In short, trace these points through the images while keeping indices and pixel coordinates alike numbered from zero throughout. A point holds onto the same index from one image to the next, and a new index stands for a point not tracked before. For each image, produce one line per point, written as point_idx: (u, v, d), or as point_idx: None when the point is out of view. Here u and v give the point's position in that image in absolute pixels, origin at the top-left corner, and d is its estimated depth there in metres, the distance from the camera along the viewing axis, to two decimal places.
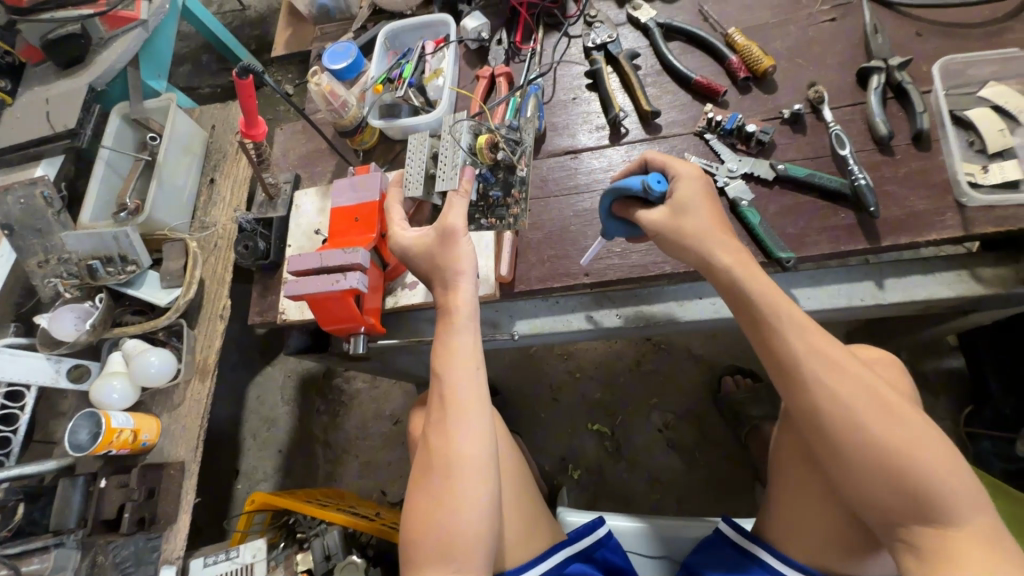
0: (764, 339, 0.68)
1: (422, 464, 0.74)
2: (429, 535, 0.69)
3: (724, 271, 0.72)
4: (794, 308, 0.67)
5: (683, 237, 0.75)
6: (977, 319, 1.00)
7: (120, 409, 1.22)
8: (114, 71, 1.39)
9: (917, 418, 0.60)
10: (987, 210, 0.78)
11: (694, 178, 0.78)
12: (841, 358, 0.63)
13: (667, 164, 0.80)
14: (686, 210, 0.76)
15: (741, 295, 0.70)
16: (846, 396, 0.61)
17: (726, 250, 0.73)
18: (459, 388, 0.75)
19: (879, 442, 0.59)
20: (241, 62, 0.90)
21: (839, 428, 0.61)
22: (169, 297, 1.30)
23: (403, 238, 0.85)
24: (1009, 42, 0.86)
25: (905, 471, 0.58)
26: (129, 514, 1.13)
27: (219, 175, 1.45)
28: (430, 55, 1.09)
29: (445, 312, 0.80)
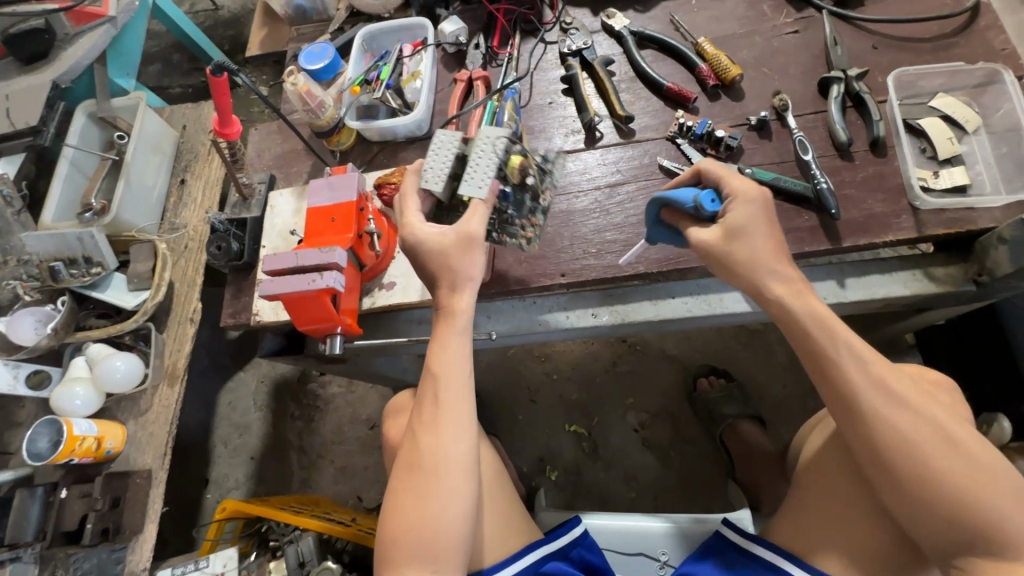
0: (824, 372, 0.69)
1: (404, 462, 0.74)
2: (410, 534, 0.70)
3: (781, 300, 0.72)
4: (856, 342, 0.68)
5: (732, 260, 0.74)
6: (931, 318, 1.05)
7: (84, 415, 1.18)
8: (79, 68, 1.35)
9: (981, 450, 0.63)
10: (938, 213, 0.83)
11: (751, 200, 0.73)
12: (903, 393, 0.66)
13: (721, 177, 0.76)
14: (738, 232, 0.73)
15: (798, 326, 0.71)
16: (909, 432, 0.64)
17: (782, 278, 0.72)
18: (444, 388, 0.75)
19: (941, 476, 0.62)
20: (215, 59, 0.88)
21: (902, 462, 0.64)
22: (137, 300, 1.26)
23: (420, 232, 0.80)
24: (956, 56, 0.92)
25: (970, 503, 0.61)
26: (91, 525, 1.10)
27: (190, 176, 1.42)
28: (407, 58, 1.10)
29: (441, 314, 0.79)
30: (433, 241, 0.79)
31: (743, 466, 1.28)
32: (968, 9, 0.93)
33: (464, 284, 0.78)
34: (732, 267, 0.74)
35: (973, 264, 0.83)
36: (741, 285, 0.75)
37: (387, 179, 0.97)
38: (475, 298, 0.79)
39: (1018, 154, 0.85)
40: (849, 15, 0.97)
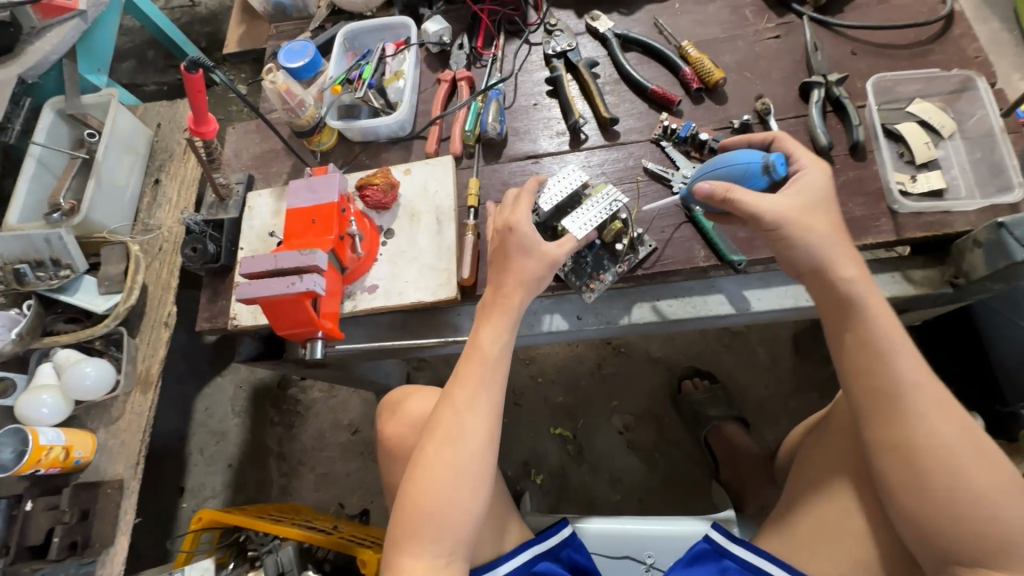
0: (869, 367, 0.68)
1: (433, 441, 0.72)
2: (428, 517, 0.68)
3: (845, 283, 0.71)
4: (909, 342, 0.68)
5: (806, 228, 0.72)
6: (908, 319, 1.07)
7: (51, 424, 1.13)
8: (47, 63, 1.30)
9: (1007, 464, 0.64)
10: (916, 216, 0.84)
11: (822, 174, 0.76)
12: (945, 397, 0.66)
13: (796, 151, 0.79)
14: (812, 197, 0.74)
15: (853, 316, 0.70)
16: (949, 436, 0.64)
17: (850, 259, 0.72)
18: (491, 374, 0.74)
19: (970, 483, 0.62)
20: (190, 55, 0.85)
21: (939, 464, 0.63)
22: (108, 304, 1.22)
23: (522, 229, 0.77)
24: (932, 63, 0.94)
25: (995, 514, 0.60)
26: (59, 539, 1.05)
27: (164, 176, 1.38)
28: (390, 57, 1.08)
29: (494, 298, 0.78)
30: (522, 240, 0.77)
31: (728, 467, 1.29)
32: (943, 17, 0.95)
33: (528, 283, 0.77)
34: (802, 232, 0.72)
35: (950, 266, 0.85)
36: (805, 261, 0.73)
37: (369, 181, 0.95)
38: (527, 301, 0.77)
39: (992, 159, 0.87)
40: (829, 21, 0.98)
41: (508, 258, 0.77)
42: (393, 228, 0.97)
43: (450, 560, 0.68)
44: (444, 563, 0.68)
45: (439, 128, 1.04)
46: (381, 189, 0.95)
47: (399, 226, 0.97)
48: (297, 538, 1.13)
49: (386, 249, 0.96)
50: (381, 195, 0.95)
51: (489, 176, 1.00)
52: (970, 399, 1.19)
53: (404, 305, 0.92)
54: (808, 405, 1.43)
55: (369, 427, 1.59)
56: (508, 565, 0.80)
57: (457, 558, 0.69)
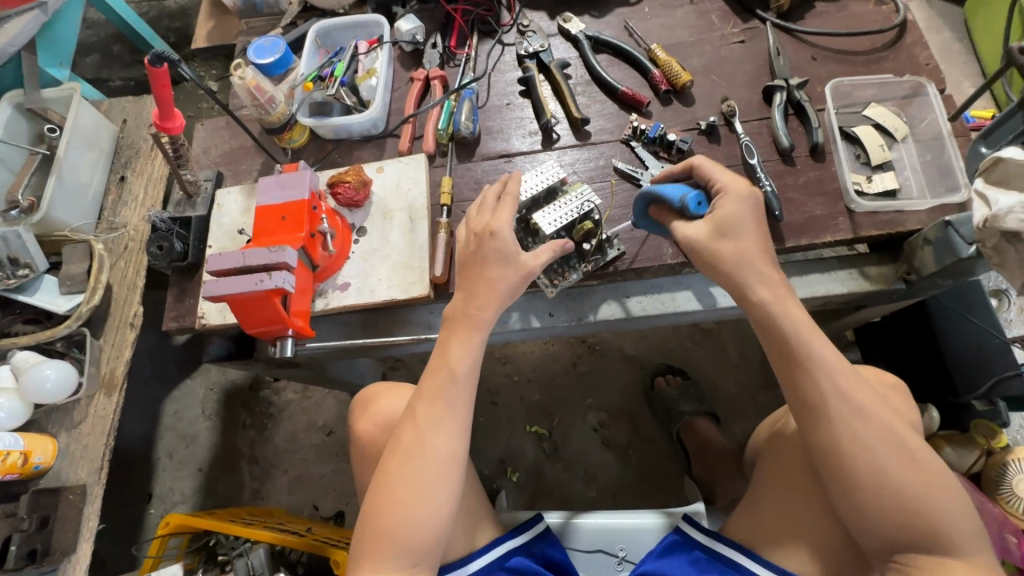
0: (794, 377, 0.70)
1: (396, 456, 0.72)
2: (388, 536, 0.68)
3: (760, 304, 0.72)
4: (830, 357, 0.69)
5: (719, 256, 0.74)
6: (867, 314, 1.11)
7: (8, 429, 1.09)
8: (5, 55, 1.26)
9: (933, 461, 0.65)
10: (871, 215, 0.88)
11: (742, 196, 0.75)
12: (866, 401, 0.67)
13: (711, 174, 0.77)
14: (726, 229, 0.74)
15: (773, 330, 0.72)
16: (871, 439, 0.65)
17: (765, 282, 0.73)
18: (457, 386, 0.74)
19: (896, 481, 0.64)
20: (155, 49, 0.84)
21: (863, 468, 0.65)
22: (70, 304, 1.19)
23: (503, 235, 0.78)
24: (886, 69, 0.98)
25: (927, 505, 0.63)
26: (16, 548, 1.01)
27: (130, 173, 1.34)
28: (363, 55, 1.08)
29: (463, 310, 0.78)
30: (501, 247, 0.78)
31: (700, 461, 1.32)
32: (896, 26, 1.00)
33: (501, 296, 0.77)
34: (715, 263, 0.75)
35: (903, 263, 0.89)
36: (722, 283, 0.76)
37: (341, 178, 0.95)
38: (499, 314, 0.78)
39: (941, 161, 0.91)
40: (790, 28, 1.02)
41: (484, 266, 0.78)
42: (365, 226, 0.97)
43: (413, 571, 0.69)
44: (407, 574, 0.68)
45: (413, 127, 1.04)
46: (352, 186, 0.94)
47: (371, 224, 0.97)
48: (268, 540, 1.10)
49: (359, 247, 0.96)
50: (353, 193, 0.94)
51: (462, 175, 1.00)
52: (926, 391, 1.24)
53: (377, 303, 0.92)
54: (775, 400, 1.47)
55: (344, 428, 1.57)
56: (480, 561, 0.81)
57: (419, 568, 0.69)
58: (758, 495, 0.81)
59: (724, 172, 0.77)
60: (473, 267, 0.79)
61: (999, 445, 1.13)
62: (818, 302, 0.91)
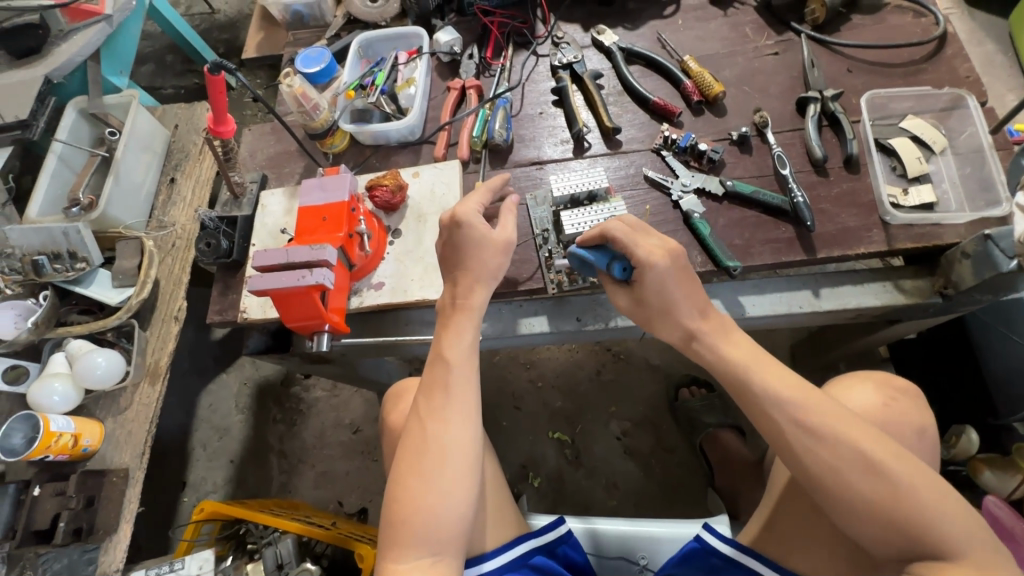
0: (755, 413, 0.69)
1: (408, 447, 0.74)
2: (412, 526, 0.69)
3: (699, 354, 0.75)
4: (771, 384, 0.68)
5: (654, 321, 0.79)
6: (902, 330, 1.09)
7: (61, 412, 1.16)
8: (73, 64, 1.35)
9: (909, 471, 0.61)
10: (907, 228, 0.87)
11: (658, 267, 0.74)
12: (821, 425, 0.64)
13: (628, 248, 0.76)
14: (650, 303, 0.78)
15: (721, 369, 0.73)
16: (836, 463, 0.62)
17: (697, 337, 0.75)
18: (455, 374, 0.77)
19: (871, 502, 0.60)
20: (214, 58, 0.89)
21: (836, 494, 0.62)
22: (121, 296, 1.26)
23: (470, 221, 0.81)
24: (925, 81, 0.97)
25: (915, 516, 0.59)
26: (64, 524, 1.07)
27: (179, 175, 1.42)
28: (402, 65, 1.13)
29: (452, 303, 0.81)
30: (472, 232, 0.81)
31: (723, 473, 1.30)
32: (936, 38, 0.99)
33: (487, 276, 0.81)
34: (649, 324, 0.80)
35: (940, 277, 0.87)
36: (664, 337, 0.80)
37: (379, 182, 0.98)
38: (487, 298, 0.82)
39: (982, 174, 0.90)
40: (826, 40, 1.02)
41: (462, 251, 0.81)
42: (399, 228, 1.01)
43: (437, 560, 0.69)
44: (431, 564, 0.69)
45: (448, 134, 1.07)
46: (390, 189, 0.97)
47: (406, 226, 1.00)
48: (297, 531, 1.16)
49: (393, 248, 0.99)
50: (390, 196, 0.98)
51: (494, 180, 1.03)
52: (963, 411, 1.21)
53: (410, 303, 0.95)
54: None
55: (370, 427, 1.61)
56: (508, 556, 0.83)
57: (445, 557, 0.70)
58: (778, 516, 0.79)
59: (637, 242, 0.76)
60: (450, 253, 0.83)
61: None
62: (849, 314, 0.90)
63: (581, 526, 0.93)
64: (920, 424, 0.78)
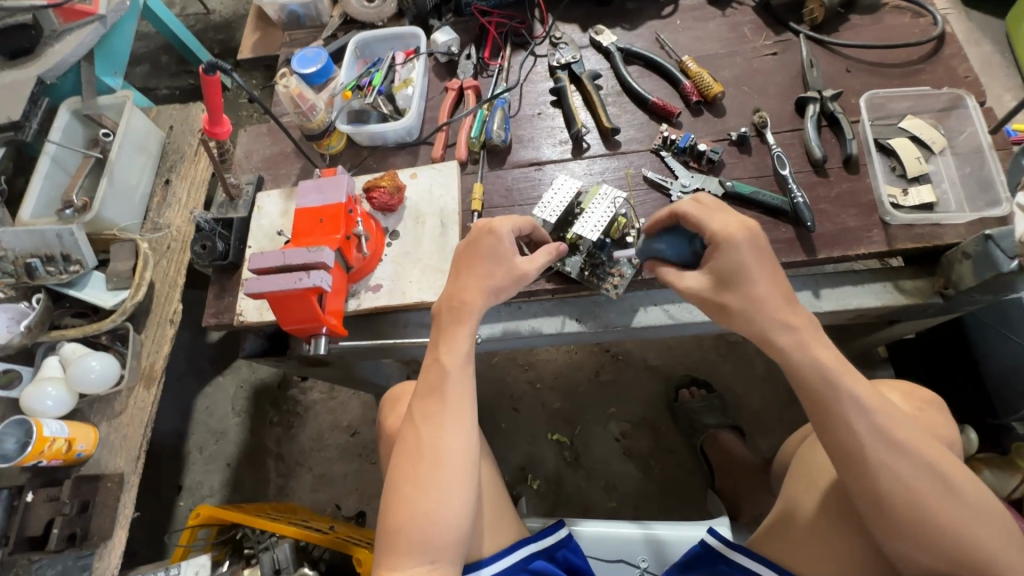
0: (825, 420, 0.67)
1: (405, 453, 0.74)
2: (420, 535, 0.69)
3: (784, 352, 0.70)
4: (859, 393, 0.66)
5: (733, 309, 0.72)
6: (901, 330, 1.09)
7: (54, 416, 1.15)
8: (67, 64, 1.33)
9: (973, 492, 0.63)
10: (907, 228, 0.87)
11: (735, 242, 0.72)
12: (905, 443, 0.64)
13: (700, 221, 0.75)
14: (728, 289, 0.72)
15: (801, 374, 0.69)
16: (910, 478, 0.63)
17: (791, 330, 0.70)
18: (450, 380, 0.76)
19: (934, 519, 0.61)
20: (208, 58, 0.88)
21: (903, 513, 0.62)
22: (116, 299, 1.25)
23: (501, 235, 0.80)
24: (923, 81, 0.97)
25: (971, 537, 0.61)
26: (58, 530, 1.05)
27: (175, 176, 1.41)
28: (400, 66, 1.12)
29: (451, 306, 0.80)
30: (496, 244, 0.80)
31: (724, 475, 1.30)
32: (934, 38, 0.99)
33: (491, 291, 0.80)
34: (724, 314, 0.73)
35: (940, 277, 0.87)
36: (742, 331, 0.73)
37: (376, 183, 0.98)
38: (486, 306, 0.80)
39: (982, 174, 0.90)
40: (824, 40, 1.01)
41: (476, 259, 0.81)
42: (397, 230, 1.00)
43: (435, 567, 0.69)
44: (429, 570, 0.68)
45: (446, 134, 1.07)
46: (387, 191, 0.97)
47: (404, 228, 1.00)
48: (294, 536, 1.14)
49: (391, 249, 0.98)
50: (387, 197, 0.97)
51: (493, 182, 1.02)
52: (963, 411, 1.20)
53: (406, 305, 0.94)
54: (803, 416, 1.44)
55: (368, 429, 1.60)
56: (508, 559, 0.82)
57: (443, 564, 0.69)
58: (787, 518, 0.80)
59: (712, 217, 0.74)
60: (466, 257, 0.81)
61: None
62: (850, 314, 0.90)
63: (640, 532, 0.91)
64: (950, 437, 0.76)
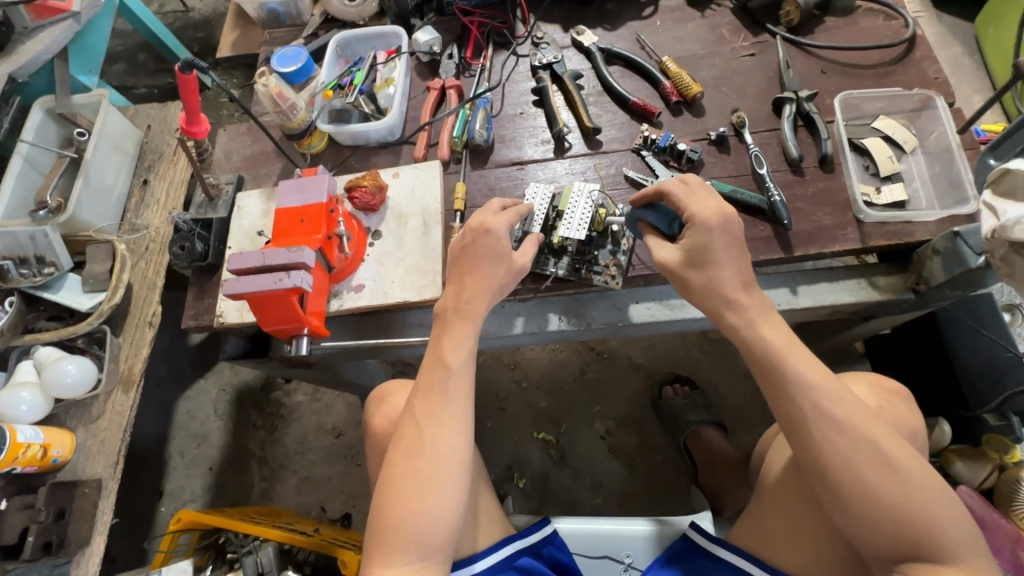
0: (782, 406, 0.69)
1: (401, 450, 0.73)
2: (408, 531, 0.69)
3: (733, 330, 0.73)
4: (809, 375, 0.68)
5: (691, 284, 0.75)
6: (876, 325, 1.11)
7: (29, 422, 1.12)
8: (40, 62, 1.30)
9: (917, 473, 0.64)
10: (880, 225, 0.89)
11: (710, 225, 0.72)
12: (861, 427, 0.65)
13: (681, 202, 0.76)
14: (691, 265, 0.75)
15: (760, 359, 0.71)
16: (859, 459, 0.64)
17: (737, 308, 0.73)
18: (454, 380, 0.76)
19: (887, 502, 0.62)
20: (186, 56, 0.87)
21: (858, 497, 0.63)
22: (92, 302, 1.22)
23: (498, 233, 0.80)
24: (895, 83, 0.99)
25: (925, 519, 0.62)
26: (33, 538, 1.03)
27: (153, 176, 1.38)
28: (381, 65, 1.11)
29: (456, 306, 0.80)
30: (495, 244, 0.80)
31: (707, 471, 1.31)
32: (905, 40, 1.01)
33: (493, 289, 0.81)
34: (686, 290, 0.76)
35: (912, 274, 0.89)
36: (700, 307, 0.76)
37: (358, 183, 0.97)
38: (488, 308, 0.81)
39: (951, 173, 0.92)
40: (800, 41, 1.03)
41: (479, 261, 0.80)
42: (379, 230, 0.99)
43: (424, 564, 0.69)
44: (418, 568, 0.69)
45: (428, 134, 1.07)
46: (369, 191, 0.97)
47: (386, 228, 0.99)
48: (279, 539, 1.13)
49: (373, 250, 0.98)
50: (369, 197, 0.97)
51: (475, 181, 1.03)
52: (936, 403, 1.24)
53: (390, 305, 0.94)
54: None
55: (353, 431, 1.59)
56: (495, 556, 0.83)
57: (433, 562, 0.70)
58: (761, 510, 0.81)
59: (693, 199, 0.75)
60: (466, 259, 0.81)
61: (1013, 460, 1.07)
62: (827, 311, 0.92)
63: (646, 528, 0.91)
64: (912, 427, 0.78)
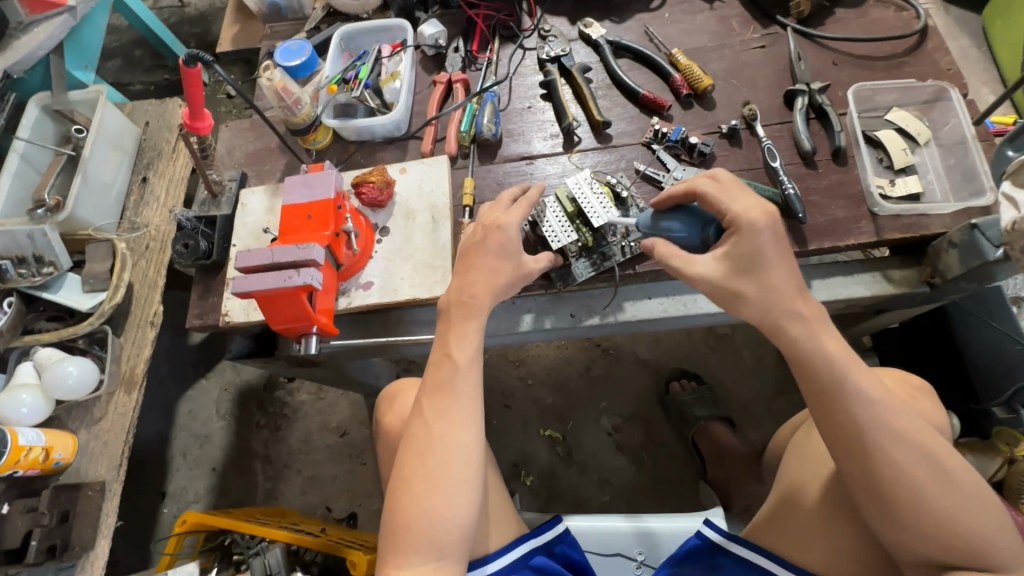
0: (828, 410, 0.67)
1: (413, 449, 0.72)
2: (434, 536, 0.68)
3: (794, 340, 0.70)
4: (860, 380, 0.67)
5: (742, 295, 0.72)
6: (887, 319, 1.10)
7: (30, 424, 1.10)
8: (35, 58, 1.27)
9: (965, 477, 0.64)
10: (894, 218, 0.88)
11: (758, 229, 0.70)
12: (906, 432, 0.64)
13: (720, 202, 0.74)
14: (741, 276, 0.72)
15: (807, 364, 0.69)
16: (908, 464, 0.63)
17: (798, 320, 0.70)
18: (461, 376, 0.75)
19: (933, 508, 0.62)
20: (190, 49, 0.85)
21: (902, 502, 0.63)
22: (93, 301, 1.20)
23: (509, 231, 0.79)
24: (907, 74, 0.98)
25: (967, 524, 0.62)
26: (36, 542, 1.02)
27: (152, 174, 1.36)
28: (386, 59, 1.10)
29: (459, 300, 0.79)
30: (506, 241, 0.79)
31: (715, 466, 1.31)
32: (916, 32, 1.00)
33: (498, 291, 0.79)
34: (735, 301, 0.72)
35: (927, 267, 0.89)
36: (751, 319, 0.72)
37: (366, 178, 0.95)
38: (495, 303, 0.79)
39: (965, 165, 0.91)
40: (811, 33, 1.02)
41: (484, 255, 0.79)
42: (387, 226, 0.98)
43: (440, 564, 0.68)
44: (435, 568, 0.68)
45: (435, 129, 1.05)
46: (376, 187, 0.95)
47: (394, 224, 0.98)
48: (286, 540, 1.11)
49: (381, 247, 0.97)
50: (377, 193, 0.95)
51: (484, 176, 1.01)
52: (945, 396, 1.23)
53: (399, 302, 0.93)
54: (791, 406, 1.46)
55: (358, 430, 1.57)
56: (509, 555, 0.82)
57: (449, 561, 0.68)
58: (781, 506, 0.81)
59: (733, 199, 0.73)
60: (474, 253, 0.81)
61: (1023, 453, 1.05)
62: (841, 305, 0.91)
63: (659, 526, 0.90)
64: (940, 423, 0.77)
